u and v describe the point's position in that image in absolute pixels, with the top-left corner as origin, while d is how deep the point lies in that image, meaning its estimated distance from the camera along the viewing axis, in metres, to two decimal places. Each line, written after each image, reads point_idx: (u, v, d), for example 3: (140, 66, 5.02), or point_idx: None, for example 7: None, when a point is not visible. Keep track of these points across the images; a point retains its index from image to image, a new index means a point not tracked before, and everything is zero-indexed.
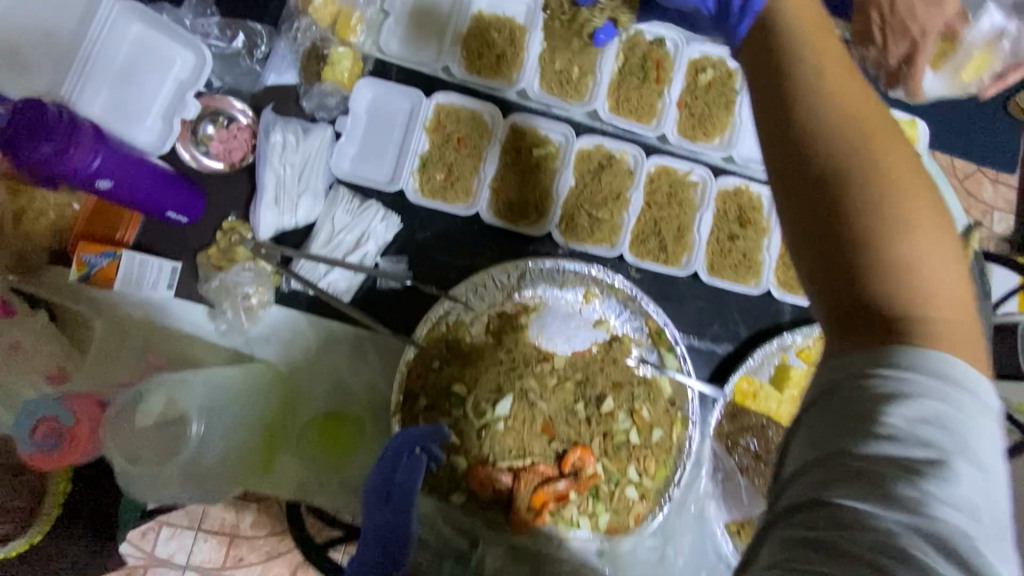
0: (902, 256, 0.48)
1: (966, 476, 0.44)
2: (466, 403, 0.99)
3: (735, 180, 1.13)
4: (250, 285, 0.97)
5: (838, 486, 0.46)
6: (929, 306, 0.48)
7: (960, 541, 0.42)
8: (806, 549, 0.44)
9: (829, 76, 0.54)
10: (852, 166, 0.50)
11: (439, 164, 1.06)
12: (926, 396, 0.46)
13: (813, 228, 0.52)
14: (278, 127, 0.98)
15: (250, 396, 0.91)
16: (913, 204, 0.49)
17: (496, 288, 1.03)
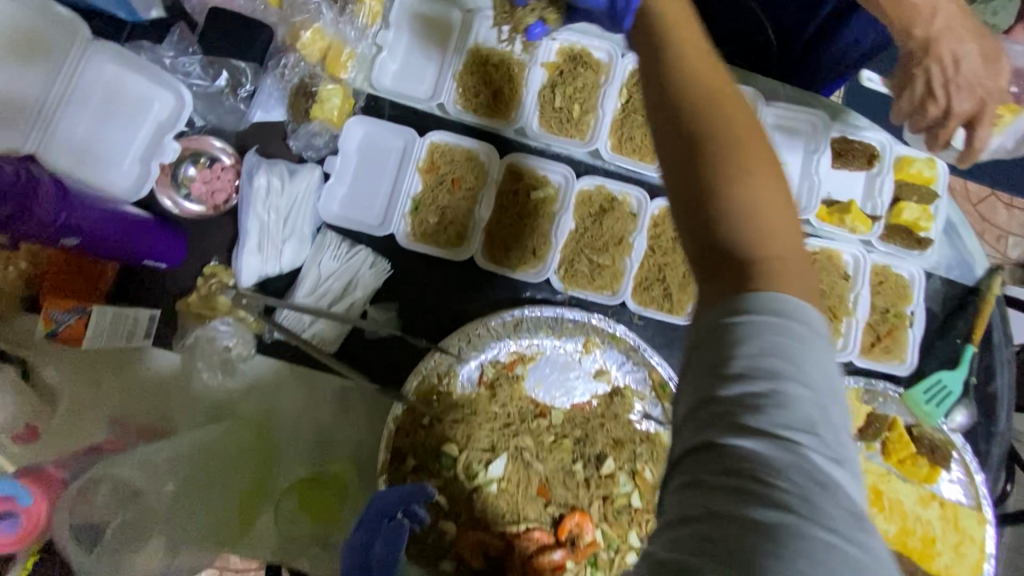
0: (738, 195, 0.52)
1: (804, 399, 0.46)
2: (457, 464, 0.93)
3: None
4: (229, 337, 0.92)
5: (703, 435, 0.48)
6: (772, 245, 0.52)
7: (804, 462, 0.44)
8: (689, 501, 0.46)
9: (685, 41, 0.59)
10: (694, 117, 0.55)
11: (433, 207, 1.01)
12: (775, 332, 0.47)
13: (676, 180, 0.55)
14: (263, 170, 0.93)
15: (232, 461, 0.85)
16: (750, 151, 0.54)
17: (491, 338, 0.98)
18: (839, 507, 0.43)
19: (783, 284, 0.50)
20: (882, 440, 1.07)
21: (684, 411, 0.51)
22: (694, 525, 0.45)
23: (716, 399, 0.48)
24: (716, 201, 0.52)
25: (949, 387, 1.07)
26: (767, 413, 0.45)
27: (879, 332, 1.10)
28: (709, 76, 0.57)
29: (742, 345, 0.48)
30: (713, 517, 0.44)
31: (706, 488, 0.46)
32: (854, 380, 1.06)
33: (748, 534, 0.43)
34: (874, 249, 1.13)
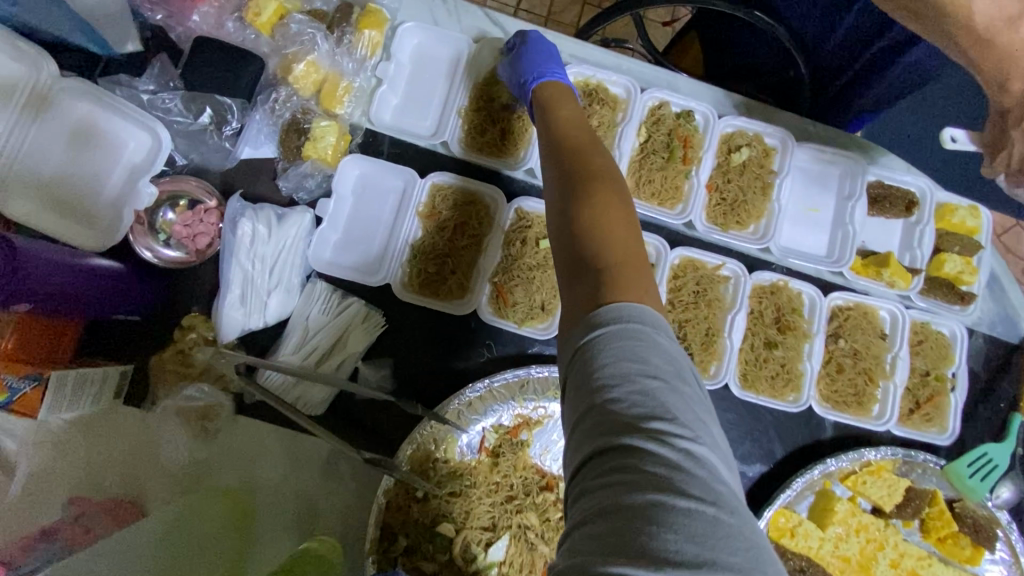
0: (587, 218, 0.60)
1: (654, 387, 0.48)
2: (454, 544, 0.85)
3: (771, 275, 0.99)
4: (207, 398, 0.85)
5: (582, 445, 0.49)
6: (616, 252, 0.57)
7: (661, 443, 0.45)
8: (584, 508, 0.45)
9: (558, 120, 0.77)
10: (567, 165, 0.68)
11: (432, 256, 0.92)
12: (623, 330, 0.50)
13: (555, 207, 0.65)
14: (248, 216, 0.84)
15: (193, 555, 0.70)
16: (600, 184, 0.63)
17: (495, 401, 0.89)
18: (702, 483, 0.43)
19: (622, 282, 0.54)
20: (920, 516, 0.98)
21: (568, 433, 0.52)
22: (584, 532, 0.44)
23: (583, 408, 0.49)
24: (573, 223, 0.61)
25: (995, 460, 0.96)
26: (622, 405, 0.47)
27: (918, 397, 1.00)
28: (573, 139, 0.72)
29: (598, 348, 0.50)
30: (597, 516, 0.43)
31: (588, 494, 0.45)
32: (893, 451, 0.95)
33: (627, 524, 0.41)
34: (913, 304, 1.03)
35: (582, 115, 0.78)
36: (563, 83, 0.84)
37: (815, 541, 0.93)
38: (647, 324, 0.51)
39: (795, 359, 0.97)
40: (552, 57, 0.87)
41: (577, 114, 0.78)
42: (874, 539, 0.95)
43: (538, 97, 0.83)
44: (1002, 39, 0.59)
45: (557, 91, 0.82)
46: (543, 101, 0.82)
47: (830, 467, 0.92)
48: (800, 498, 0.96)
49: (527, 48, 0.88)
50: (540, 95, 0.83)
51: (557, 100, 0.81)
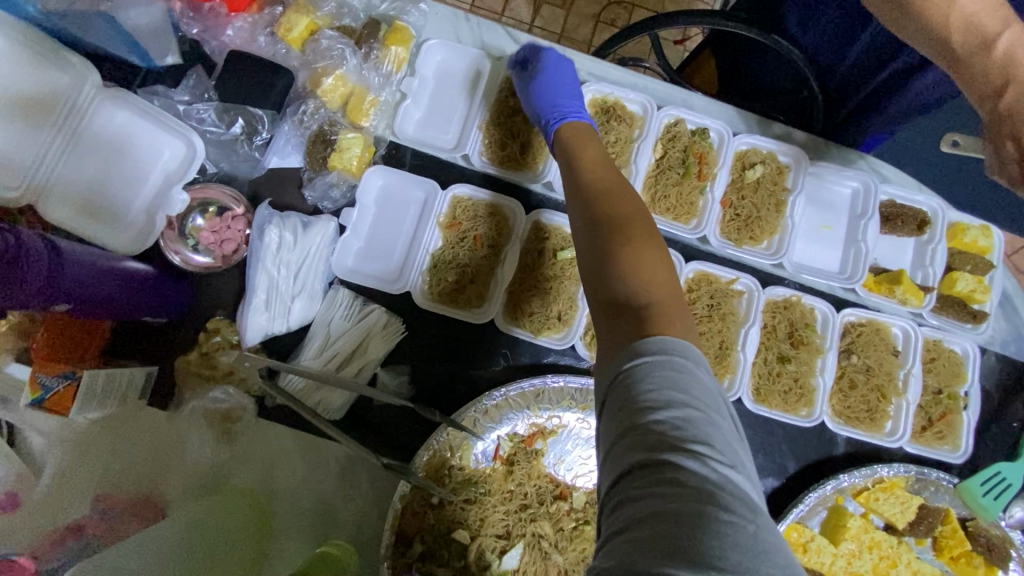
0: (625, 258, 0.62)
1: (694, 413, 0.49)
2: (468, 552, 0.85)
3: (784, 291, 0.99)
4: (230, 400, 0.87)
5: (621, 460, 0.50)
6: (652, 292, 0.59)
7: (702, 463, 0.47)
8: (627, 516, 0.47)
9: (584, 161, 0.79)
10: (596, 206, 0.70)
11: (452, 266, 0.94)
12: (665, 357, 0.52)
13: (586, 247, 0.67)
14: (274, 224, 0.87)
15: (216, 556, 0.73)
16: (637, 225, 0.66)
17: (510, 409, 0.91)
18: (741, 500, 0.45)
19: (666, 318, 0.56)
20: (933, 534, 0.97)
21: (604, 451, 0.53)
22: (625, 538, 0.45)
23: (623, 427, 0.51)
24: (612, 262, 0.63)
25: (1009, 479, 0.96)
26: (664, 425, 0.49)
27: (930, 415, 1.01)
28: (605, 179, 0.74)
29: (640, 374, 0.52)
30: (641, 524, 0.45)
31: (630, 504, 0.47)
32: (906, 468, 0.95)
33: (671, 533, 0.43)
34: (925, 321, 1.03)
35: (606, 155, 0.81)
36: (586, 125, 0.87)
37: (828, 557, 0.92)
38: (686, 353, 0.53)
39: (808, 374, 0.97)
40: (565, 90, 0.90)
41: (604, 153, 0.81)
42: (887, 556, 0.94)
43: (560, 139, 0.86)
44: (973, 62, 0.62)
45: (579, 134, 0.85)
46: (568, 142, 0.85)
47: (843, 483, 0.93)
48: (813, 513, 0.96)
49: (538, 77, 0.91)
50: (564, 138, 0.85)
51: (583, 141, 0.84)
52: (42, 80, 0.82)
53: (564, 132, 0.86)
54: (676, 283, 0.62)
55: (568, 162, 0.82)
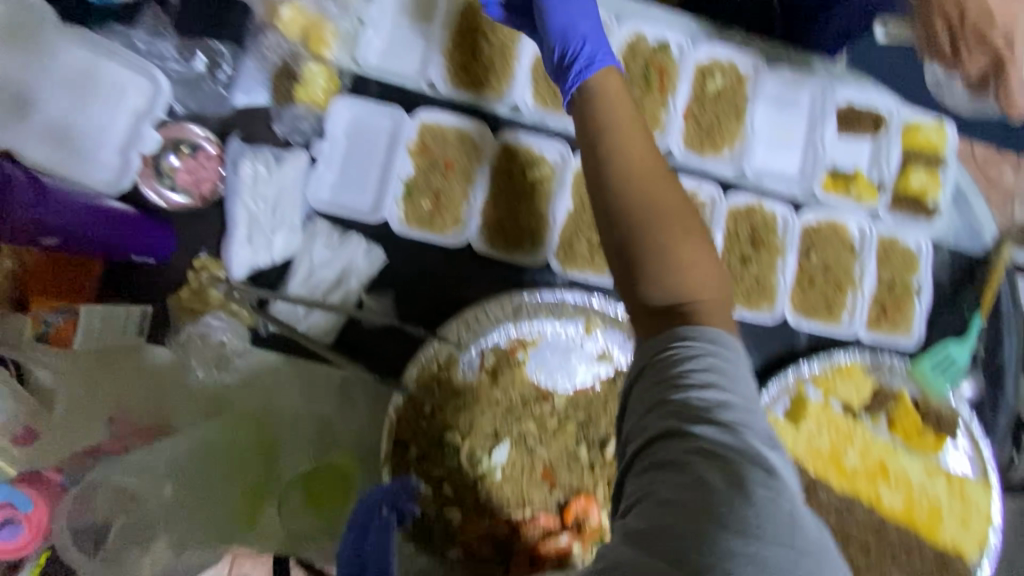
0: (678, 262, 0.66)
1: (732, 401, 0.60)
2: (460, 452, 0.92)
3: (746, 197, 1.03)
4: (224, 332, 0.91)
5: (659, 428, 0.61)
6: (695, 292, 0.66)
7: (734, 442, 0.58)
8: (665, 476, 0.58)
9: (618, 130, 0.73)
10: (632, 190, 0.68)
11: (425, 190, 0.96)
12: (708, 349, 0.62)
13: (620, 239, 0.68)
14: (247, 158, 0.91)
15: (227, 463, 0.83)
16: (687, 222, 0.68)
17: (491, 324, 0.96)
18: (765, 473, 0.57)
19: (708, 316, 0.65)
20: (887, 411, 1.05)
21: (637, 423, 0.64)
22: (661, 494, 0.58)
23: (665, 406, 0.62)
24: (654, 263, 0.66)
25: (954, 358, 1.04)
26: (703, 409, 0.60)
27: (886, 304, 1.06)
28: (638, 159, 0.70)
29: (683, 363, 0.62)
30: (675, 484, 0.57)
31: (667, 467, 0.59)
32: (860, 353, 1.03)
33: (705, 497, 0.56)
34: (882, 220, 1.07)
35: (630, 111, 0.76)
36: (612, 78, 0.80)
37: (789, 438, 1.00)
38: (727, 348, 0.63)
39: (769, 274, 1.02)
40: (587, 27, 0.85)
41: (632, 117, 0.75)
42: (843, 432, 1.02)
43: (581, 97, 0.80)
44: None
45: (605, 87, 0.79)
46: (583, 104, 0.78)
47: (802, 370, 1.01)
48: (777, 401, 1.02)
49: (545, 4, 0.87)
50: (586, 96, 0.79)
51: (609, 98, 0.77)
52: (12, 57, 0.85)
53: (590, 92, 0.78)
54: (714, 273, 0.68)
55: (586, 122, 0.76)
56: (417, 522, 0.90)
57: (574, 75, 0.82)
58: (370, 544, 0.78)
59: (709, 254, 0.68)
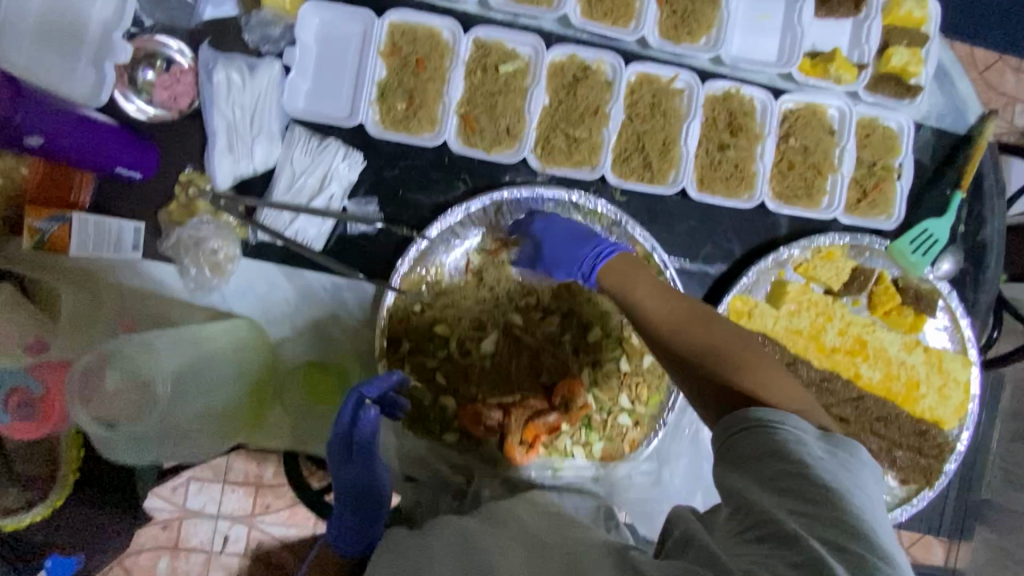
0: (761, 383, 0.66)
1: (852, 488, 0.53)
2: (450, 343, 0.97)
3: (724, 83, 1.03)
4: (215, 239, 0.92)
5: (760, 495, 0.54)
6: (788, 400, 0.63)
7: (857, 526, 0.50)
8: (767, 548, 0.50)
9: (648, 288, 0.84)
10: (690, 340, 0.76)
11: (400, 92, 0.97)
12: (811, 436, 0.58)
13: (698, 384, 0.73)
14: (221, 66, 0.91)
15: (228, 359, 0.85)
16: (755, 355, 0.71)
17: (473, 223, 0.99)
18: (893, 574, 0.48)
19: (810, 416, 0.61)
20: (866, 294, 1.07)
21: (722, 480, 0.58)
22: (740, 545, 0.52)
23: (766, 473, 0.55)
24: (737, 389, 0.67)
25: (934, 235, 1.05)
26: (818, 485, 0.53)
27: (866, 187, 1.07)
28: (685, 312, 0.79)
29: (792, 442, 0.57)
30: (769, 545, 0.50)
31: (772, 539, 0.50)
32: (840, 236, 1.04)
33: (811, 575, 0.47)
34: (861, 101, 1.07)
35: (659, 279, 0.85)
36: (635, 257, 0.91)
37: (770, 320, 1.03)
38: (836, 442, 0.58)
39: (747, 159, 1.03)
40: (570, 238, 0.92)
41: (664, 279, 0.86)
42: (824, 312, 1.04)
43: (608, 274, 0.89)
44: None
45: (629, 266, 0.88)
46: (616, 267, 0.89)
47: (782, 255, 1.03)
48: (757, 286, 1.05)
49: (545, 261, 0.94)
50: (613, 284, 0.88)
51: (638, 268, 0.87)
52: None
53: (609, 269, 0.90)
54: (800, 391, 0.66)
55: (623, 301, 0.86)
56: (414, 410, 0.96)
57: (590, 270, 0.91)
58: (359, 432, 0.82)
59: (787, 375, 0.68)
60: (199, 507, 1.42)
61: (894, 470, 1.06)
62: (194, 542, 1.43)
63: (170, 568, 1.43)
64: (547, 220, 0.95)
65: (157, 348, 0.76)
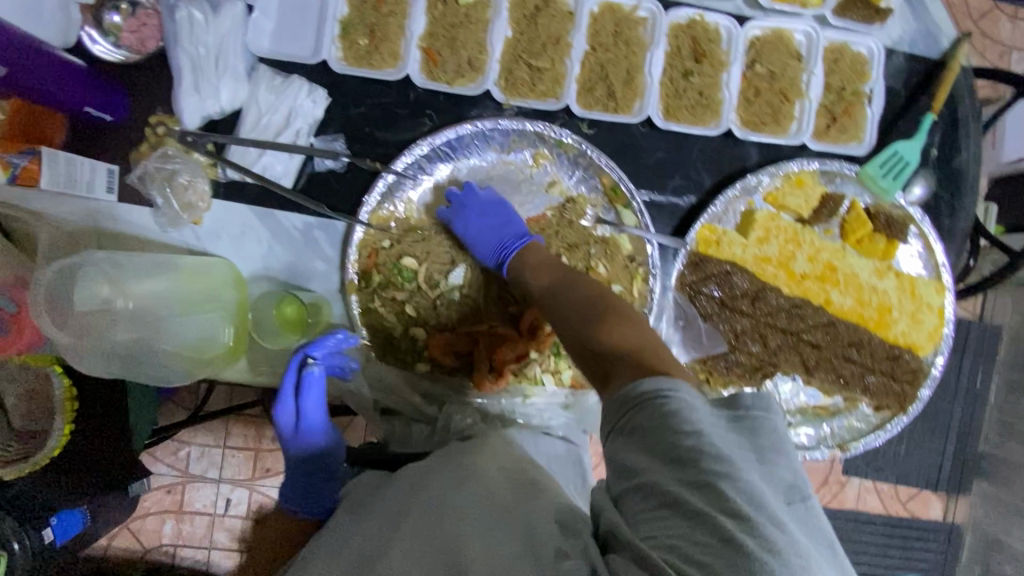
0: (616, 333, 0.73)
1: (743, 454, 0.57)
2: (419, 276, 0.99)
3: (687, 11, 1.03)
4: (184, 174, 0.94)
5: (657, 477, 0.57)
6: (634, 349, 0.70)
7: (742, 487, 0.54)
8: (669, 526, 0.54)
9: (542, 271, 0.91)
10: (570, 300, 0.83)
11: (362, 28, 0.98)
12: (696, 403, 0.60)
13: (570, 334, 0.80)
14: (183, 3, 0.92)
15: (197, 294, 0.86)
16: (621, 310, 0.78)
17: (438, 158, 1.01)
18: (776, 522, 0.52)
19: (651, 360, 0.68)
20: (839, 222, 1.07)
21: (623, 459, 0.60)
22: (651, 525, 0.55)
23: (660, 452, 0.58)
24: (596, 339, 0.74)
25: (903, 158, 1.04)
26: (705, 457, 0.55)
27: (836, 112, 1.05)
28: (576, 287, 0.85)
29: (681, 413, 0.59)
30: (674, 524, 0.54)
31: (673, 515, 0.54)
32: (811, 162, 1.03)
33: (721, 550, 0.50)
34: (829, 25, 1.06)
35: (553, 261, 0.92)
36: (543, 248, 0.96)
37: (738, 248, 1.03)
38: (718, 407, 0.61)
39: (712, 86, 1.03)
40: (495, 224, 0.97)
41: (565, 267, 0.90)
42: (792, 238, 1.04)
43: (521, 263, 0.94)
44: None
45: (531, 252, 0.95)
46: (526, 256, 0.95)
47: (750, 182, 1.02)
48: (726, 217, 1.05)
49: (472, 246, 0.97)
50: (519, 266, 0.94)
51: (540, 256, 0.94)
52: None
53: (525, 259, 0.94)
54: (652, 342, 0.72)
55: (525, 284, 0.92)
56: (386, 342, 0.98)
57: (502, 256, 0.96)
58: (308, 393, 0.89)
59: (646, 330, 0.75)
60: (202, 471, 1.46)
61: (867, 397, 1.06)
62: (197, 505, 1.47)
63: (175, 531, 1.46)
64: (467, 205, 0.99)
65: (134, 272, 0.81)
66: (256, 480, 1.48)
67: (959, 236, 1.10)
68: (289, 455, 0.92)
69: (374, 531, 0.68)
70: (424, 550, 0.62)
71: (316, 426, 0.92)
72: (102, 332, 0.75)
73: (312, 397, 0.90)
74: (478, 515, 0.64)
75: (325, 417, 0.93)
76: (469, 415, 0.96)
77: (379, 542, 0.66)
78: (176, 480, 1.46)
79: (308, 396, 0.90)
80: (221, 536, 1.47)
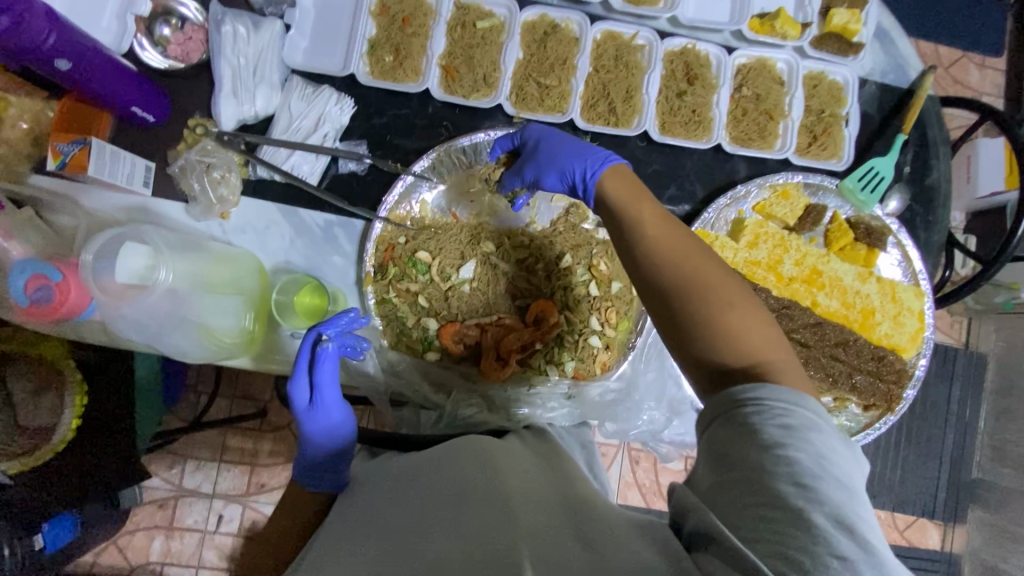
0: (734, 328, 0.66)
1: (855, 485, 0.56)
2: (432, 270, 1.05)
3: (680, 41, 1.15)
4: (218, 167, 1.01)
5: (763, 478, 0.56)
6: (758, 353, 0.66)
7: (853, 515, 0.53)
8: (772, 529, 0.53)
9: (641, 212, 0.79)
10: (672, 268, 0.72)
11: (388, 46, 1.10)
12: (818, 424, 0.59)
13: (671, 312, 0.70)
14: (229, 18, 1.02)
15: (226, 279, 0.92)
16: (732, 288, 0.69)
17: (446, 167, 1.06)
18: (884, 559, 0.52)
19: (780, 373, 0.64)
20: (822, 232, 1.15)
21: (727, 449, 0.60)
22: (749, 527, 0.55)
23: (773, 455, 0.56)
24: (709, 335, 0.67)
25: (880, 172, 1.13)
26: (820, 476, 0.55)
27: (815, 132, 1.16)
28: (674, 237, 0.74)
29: (804, 427, 0.58)
30: (777, 530, 0.53)
31: (776, 518, 0.54)
32: (791, 175, 1.12)
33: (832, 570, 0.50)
34: (807, 56, 1.18)
35: (663, 210, 0.79)
36: (626, 182, 0.87)
37: (730, 252, 1.10)
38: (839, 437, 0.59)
39: (704, 105, 1.14)
40: (567, 150, 0.96)
41: (661, 212, 0.79)
42: (779, 244, 1.12)
43: (603, 190, 0.89)
44: None
45: (625, 186, 0.87)
46: (605, 204, 0.87)
47: (737, 191, 1.11)
48: (717, 225, 1.13)
49: (552, 169, 0.96)
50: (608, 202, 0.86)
51: (636, 200, 0.82)
52: None
53: (608, 188, 0.88)
54: (774, 341, 0.67)
55: (622, 221, 0.81)
56: (399, 330, 1.04)
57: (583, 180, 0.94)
58: (325, 375, 0.88)
59: (762, 319, 0.69)
60: (196, 486, 1.45)
61: (857, 396, 1.11)
62: (188, 521, 1.45)
63: (163, 549, 1.44)
64: (551, 137, 0.99)
65: (170, 251, 0.86)
66: (252, 496, 1.46)
67: (935, 249, 1.18)
68: (305, 436, 0.89)
69: (401, 519, 0.67)
70: (443, 526, 0.63)
71: (332, 404, 0.89)
72: (137, 299, 0.79)
73: (325, 375, 0.88)
74: (506, 488, 0.67)
75: (342, 399, 0.91)
76: (473, 405, 1.00)
77: (401, 528, 0.65)
78: (168, 494, 1.44)
79: (324, 370, 0.87)
80: (210, 555, 1.45)
